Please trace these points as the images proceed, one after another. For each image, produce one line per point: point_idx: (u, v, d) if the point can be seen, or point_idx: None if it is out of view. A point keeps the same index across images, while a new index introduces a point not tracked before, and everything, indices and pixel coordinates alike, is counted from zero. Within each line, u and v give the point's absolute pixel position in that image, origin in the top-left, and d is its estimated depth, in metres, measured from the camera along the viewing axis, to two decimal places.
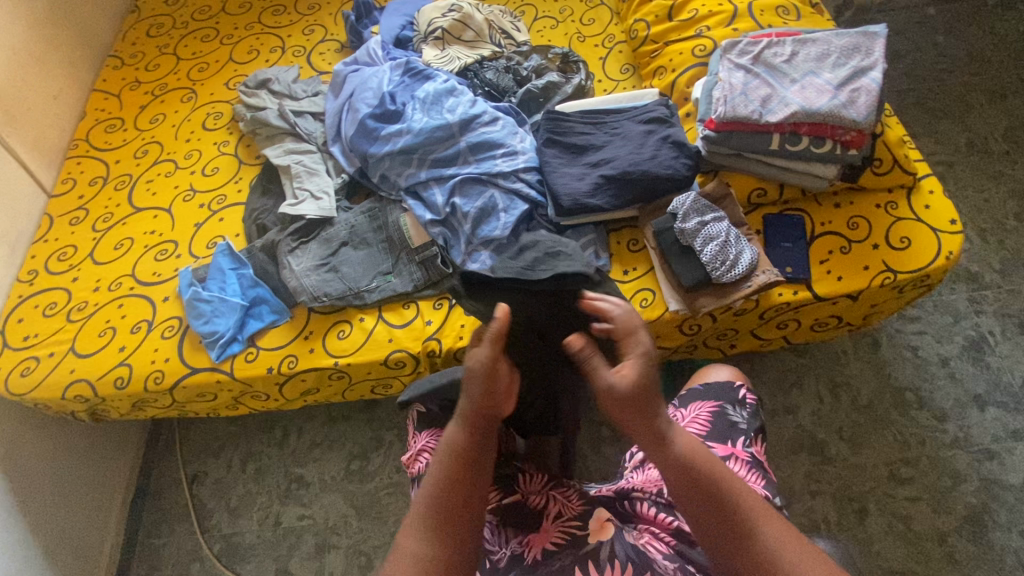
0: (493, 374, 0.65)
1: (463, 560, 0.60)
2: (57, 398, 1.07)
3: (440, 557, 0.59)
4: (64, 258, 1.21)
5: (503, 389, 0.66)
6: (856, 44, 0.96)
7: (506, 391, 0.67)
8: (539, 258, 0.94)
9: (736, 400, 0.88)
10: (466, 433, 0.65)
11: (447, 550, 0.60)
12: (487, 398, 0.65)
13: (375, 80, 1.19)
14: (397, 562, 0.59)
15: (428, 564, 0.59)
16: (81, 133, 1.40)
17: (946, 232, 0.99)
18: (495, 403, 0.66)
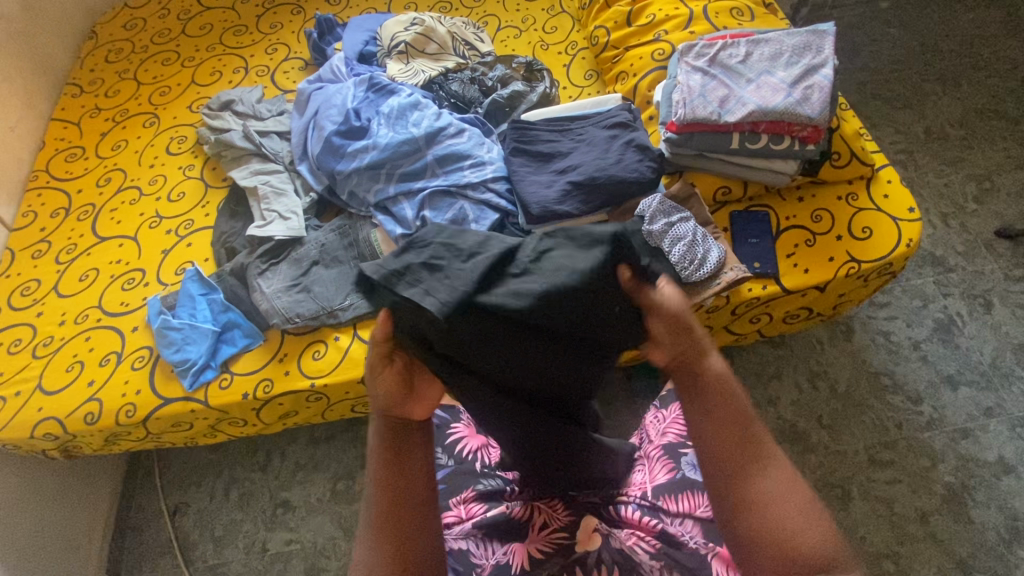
0: (378, 378, 0.65)
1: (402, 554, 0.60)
2: (25, 438, 1.04)
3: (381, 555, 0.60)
4: (27, 292, 1.18)
5: (394, 388, 0.65)
6: (807, 42, 0.99)
7: (400, 387, 0.66)
8: (421, 265, 0.58)
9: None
10: (383, 436, 0.66)
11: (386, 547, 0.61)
12: (381, 401, 0.65)
13: (339, 97, 1.19)
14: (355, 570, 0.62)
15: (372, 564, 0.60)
16: (40, 164, 1.37)
17: (905, 220, 1.02)
18: (396, 402, 0.65)
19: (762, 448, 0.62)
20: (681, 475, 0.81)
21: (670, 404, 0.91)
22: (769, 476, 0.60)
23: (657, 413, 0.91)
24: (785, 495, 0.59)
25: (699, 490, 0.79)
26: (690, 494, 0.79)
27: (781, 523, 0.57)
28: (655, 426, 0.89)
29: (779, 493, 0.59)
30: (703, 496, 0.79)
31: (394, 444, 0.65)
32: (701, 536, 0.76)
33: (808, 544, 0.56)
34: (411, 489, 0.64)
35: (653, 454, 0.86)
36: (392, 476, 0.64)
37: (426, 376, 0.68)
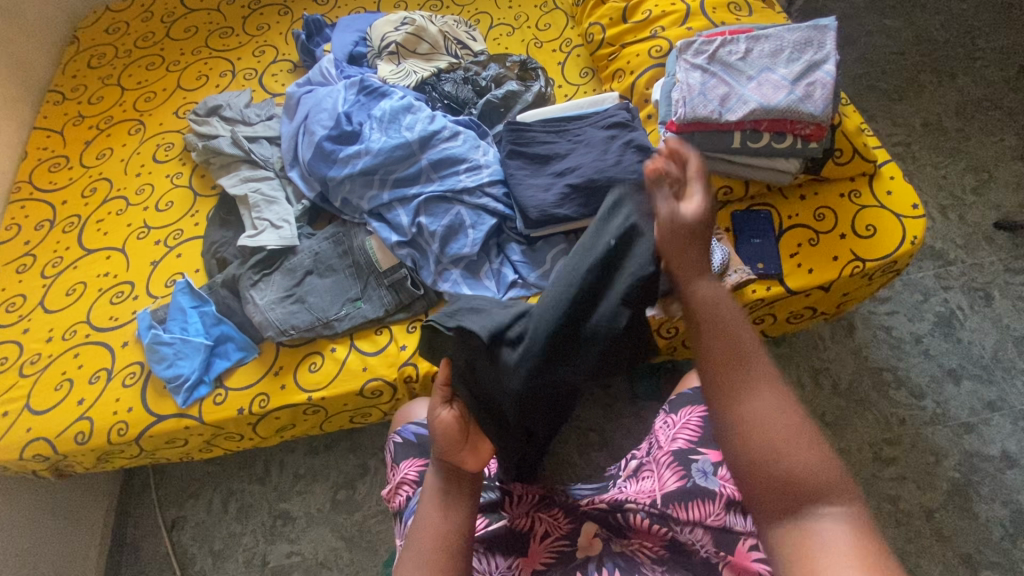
0: (440, 421, 0.67)
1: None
2: (14, 460, 1.01)
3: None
4: (13, 308, 1.15)
5: (454, 437, 0.66)
6: (808, 37, 0.97)
7: (460, 439, 0.66)
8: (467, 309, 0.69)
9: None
10: (437, 475, 0.68)
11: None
12: (440, 444, 0.67)
13: (330, 101, 1.16)
14: None
15: None
16: (23, 174, 1.33)
17: (909, 217, 1.00)
18: (451, 451, 0.66)
19: (754, 364, 0.56)
20: (692, 483, 0.77)
21: (680, 409, 0.87)
22: (756, 396, 0.54)
23: (667, 419, 0.88)
24: (777, 413, 0.53)
25: (709, 497, 0.74)
26: (701, 502, 0.74)
27: (772, 442, 0.52)
28: (665, 432, 0.86)
29: (770, 410, 0.54)
30: (715, 504, 0.74)
31: (444, 492, 0.67)
32: (711, 545, 0.71)
33: (802, 467, 0.51)
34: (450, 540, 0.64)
35: (662, 460, 0.82)
36: (435, 522, 0.65)
37: (482, 432, 0.69)
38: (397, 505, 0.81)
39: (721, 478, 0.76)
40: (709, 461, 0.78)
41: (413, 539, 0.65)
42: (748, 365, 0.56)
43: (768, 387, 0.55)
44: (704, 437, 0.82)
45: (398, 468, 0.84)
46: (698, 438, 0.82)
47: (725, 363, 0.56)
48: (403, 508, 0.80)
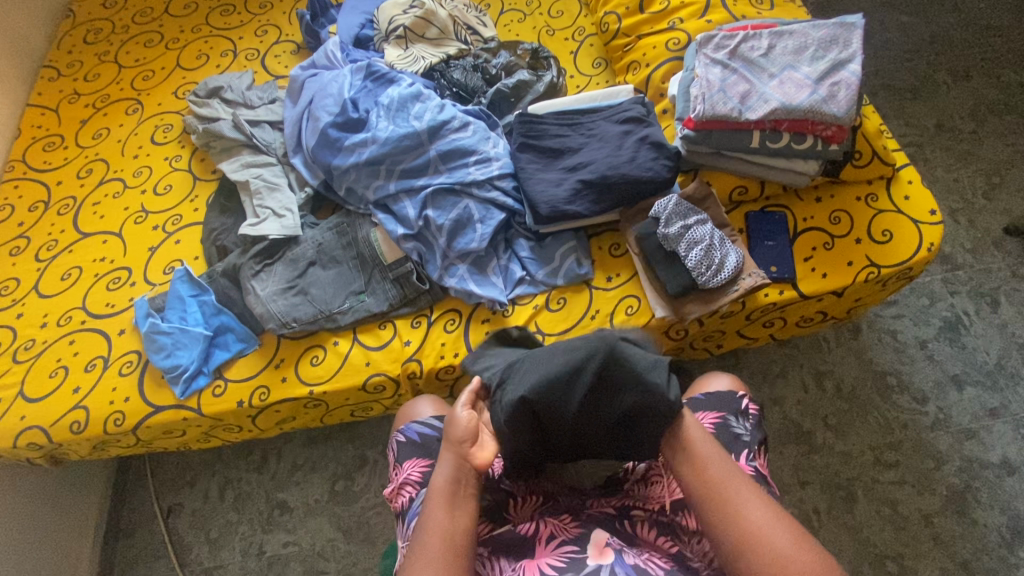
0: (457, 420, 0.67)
1: None
2: (9, 447, 0.99)
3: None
4: (6, 292, 1.12)
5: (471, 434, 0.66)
6: (834, 35, 0.94)
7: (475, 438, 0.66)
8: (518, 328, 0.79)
9: (738, 410, 0.85)
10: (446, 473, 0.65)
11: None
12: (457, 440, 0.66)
13: (335, 86, 1.12)
14: None
15: None
16: (17, 153, 1.29)
17: (926, 223, 0.98)
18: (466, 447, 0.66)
19: (743, 481, 0.61)
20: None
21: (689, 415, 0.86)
22: (749, 511, 0.59)
23: None
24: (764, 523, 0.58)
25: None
26: None
27: (772, 559, 0.56)
28: None
29: (763, 523, 0.58)
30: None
31: (453, 491, 0.64)
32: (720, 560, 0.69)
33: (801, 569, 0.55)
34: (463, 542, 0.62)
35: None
36: (450, 523, 0.62)
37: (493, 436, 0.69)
38: (399, 507, 0.79)
39: None
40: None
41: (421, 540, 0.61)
42: (739, 485, 0.61)
43: (757, 499, 0.60)
44: None
45: (400, 468, 0.82)
46: None
47: (720, 491, 0.60)
48: (405, 509, 0.78)
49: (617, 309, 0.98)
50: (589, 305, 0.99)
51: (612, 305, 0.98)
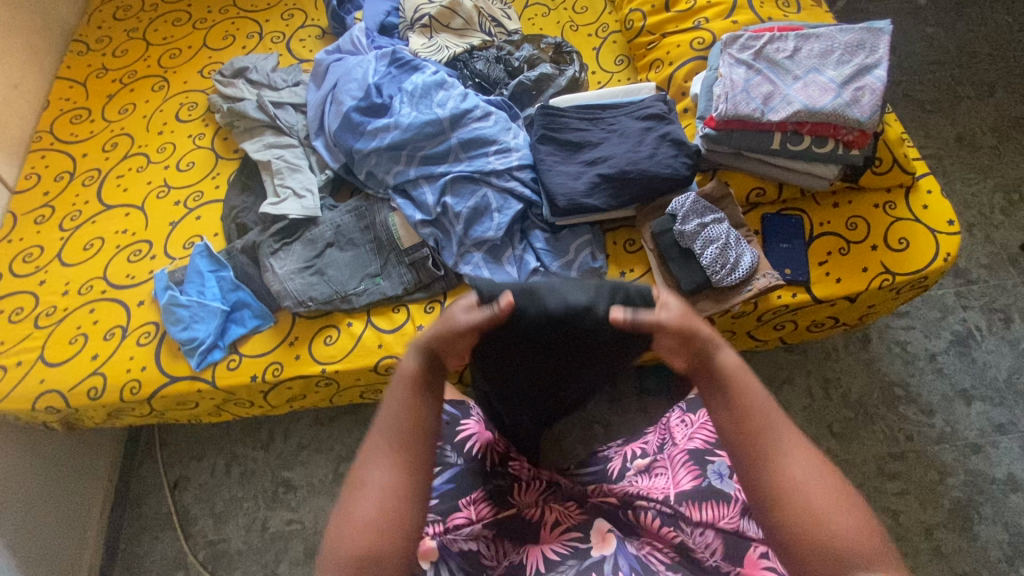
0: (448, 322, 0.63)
1: (399, 490, 0.57)
2: (27, 410, 1.02)
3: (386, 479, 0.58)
4: (30, 259, 1.14)
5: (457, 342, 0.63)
6: (861, 40, 0.94)
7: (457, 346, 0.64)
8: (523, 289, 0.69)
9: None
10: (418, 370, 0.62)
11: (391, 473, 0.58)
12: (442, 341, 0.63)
13: (360, 71, 1.13)
14: (359, 488, 0.58)
15: (385, 488, 0.57)
16: (45, 124, 1.31)
17: (944, 232, 0.98)
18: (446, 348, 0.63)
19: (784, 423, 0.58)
20: (708, 483, 0.75)
21: (698, 408, 0.84)
22: (791, 464, 0.56)
23: (682, 416, 0.84)
24: (808, 481, 0.55)
25: (725, 501, 0.73)
26: (715, 503, 0.73)
27: (807, 515, 0.53)
28: (681, 430, 0.82)
29: (803, 479, 0.55)
30: (730, 507, 0.72)
31: (421, 386, 0.62)
32: (722, 552, 0.70)
33: (845, 538, 0.52)
34: (417, 438, 0.60)
35: (676, 459, 0.79)
36: (409, 410, 0.61)
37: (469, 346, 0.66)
38: None
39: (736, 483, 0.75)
40: (725, 463, 0.77)
41: (386, 423, 0.61)
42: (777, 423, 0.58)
43: (800, 452, 0.57)
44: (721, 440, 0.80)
45: None
46: (715, 440, 0.80)
47: (759, 440, 0.57)
48: None
49: None
50: None
51: None
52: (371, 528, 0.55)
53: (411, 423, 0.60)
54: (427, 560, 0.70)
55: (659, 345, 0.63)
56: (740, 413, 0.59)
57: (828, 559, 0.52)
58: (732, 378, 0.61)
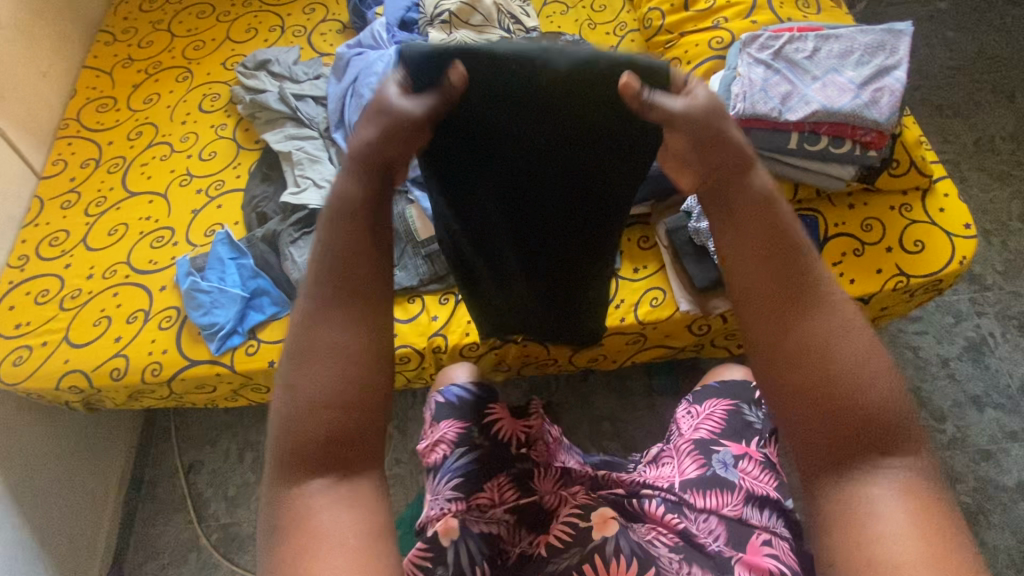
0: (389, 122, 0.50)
1: (352, 347, 0.48)
2: (51, 389, 1.04)
3: (335, 338, 0.48)
4: (56, 243, 1.17)
5: (401, 143, 0.51)
6: (881, 42, 0.94)
7: (403, 146, 0.51)
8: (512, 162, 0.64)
9: (752, 400, 0.88)
10: (359, 198, 0.50)
11: (340, 330, 0.48)
12: (386, 148, 0.50)
13: (380, 65, 1.14)
14: (305, 351, 0.48)
15: (336, 347, 0.48)
16: (72, 112, 1.34)
17: (960, 236, 0.98)
18: (390, 152, 0.51)
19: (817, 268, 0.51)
20: (713, 472, 0.78)
21: (703, 400, 0.89)
22: (817, 313, 0.48)
23: (689, 409, 0.89)
24: (833, 335, 0.48)
25: (729, 488, 0.76)
26: (719, 491, 0.76)
27: (827, 371, 0.47)
28: (686, 421, 0.88)
29: (829, 332, 0.48)
30: (734, 495, 0.76)
31: (362, 209, 0.50)
32: (726, 538, 0.71)
33: (866, 403, 0.47)
34: (359, 269, 0.49)
35: (682, 448, 0.83)
36: (350, 243, 0.49)
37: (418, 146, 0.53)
38: (432, 462, 0.80)
39: (740, 472, 0.79)
40: (729, 453, 0.81)
41: (323, 260, 0.49)
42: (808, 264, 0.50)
43: (829, 302, 0.49)
44: (725, 430, 0.84)
45: (435, 427, 0.84)
46: (719, 431, 0.84)
47: (782, 282, 0.49)
48: (438, 465, 0.80)
49: (641, 300, 1.00)
50: (615, 293, 1.01)
51: (637, 295, 1.00)
52: (352, 387, 0.48)
53: (342, 253, 0.49)
54: (444, 538, 0.68)
55: (671, 148, 0.54)
56: (762, 249, 0.51)
57: (843, 423, 0.47)
58: (761, 207, 0.51)
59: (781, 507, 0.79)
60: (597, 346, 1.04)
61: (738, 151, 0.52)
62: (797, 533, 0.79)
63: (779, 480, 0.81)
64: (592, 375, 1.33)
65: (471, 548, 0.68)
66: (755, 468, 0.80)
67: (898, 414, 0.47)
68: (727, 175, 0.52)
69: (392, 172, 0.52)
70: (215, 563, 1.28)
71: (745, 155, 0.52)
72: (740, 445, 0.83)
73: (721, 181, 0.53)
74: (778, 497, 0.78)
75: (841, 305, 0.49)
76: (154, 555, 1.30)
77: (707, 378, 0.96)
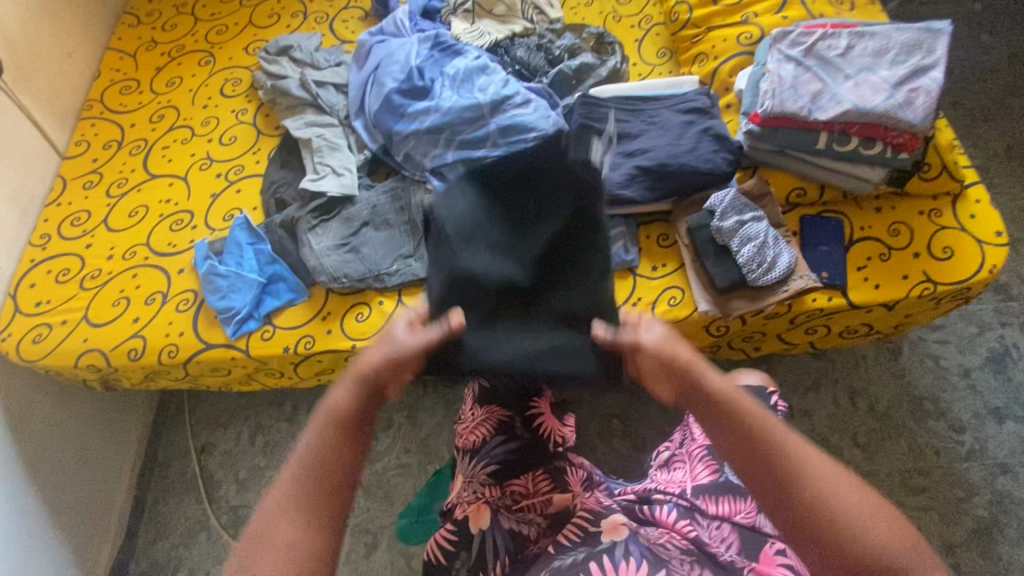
0: (388, 348, 0.67)
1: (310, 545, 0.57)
2: (69, 366, 1.06)
3: (298, 532, 0.57)
4: (77, 223, 1.19)
5: (392, 371, 0.67)
6: (918, 41, 0.91)
7: (393, 370, 0.67)
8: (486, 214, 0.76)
9: (769, 405, 0.85)
10: (346, 408, 0.64)
11: (303, 524, 0.58)
12: (381, 368, 0.66)
13: (402, 53, 1.14)
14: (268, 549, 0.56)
15: (296, 545, 0.57)
16: (95, 93, 1.35)
17: (991, 243, 0.95)
18: (382, 376, 0.66)
19: (789, 434, 0.61)
20: (725, 478, 0.76)
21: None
22: (808, 476, 0.57)
23: None
24: (827, 491, 0.56)
25: (741, 495, 0.74)
26: (731, 498, 0.74)
27: (834, 525, 0.55)
28: (699, 425, 0.84)
29: (824, 488, 0.56)
30: (747, 502, 0.74)
31: (351, 419, 0.64)
32: (738, 547, 0.70)
33: (875, 542, 0.54)
34: (331, 473, 0.60)
35: (695, 453, 0.81)
36: (330, 446, 0.62)
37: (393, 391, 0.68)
38: (470, 444, 0.81)
39: None
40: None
41: (301, 463, 0.61)
42: (767, 429, 0.60)
43: (813, 461, 0.58)
44: None
45: (475, 409, 0.85)
46: None
47: (770, 458, 0.59)
48: (476, 448, 0.81)
49: (659, 298, 0.98)
50: (632, 291, 1.00)
51: (655, 294, 0.99)
52: None
53: (331, 467, 0.61)
54: (476, 525, 0.74)
55: (639, 364, 0.69)
56: (741, 433, 0.61)
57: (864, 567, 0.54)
58: (726, 399, 0.63)
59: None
60: None
61: (685, 354, 0.66)
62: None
63: None
64: None
65: (497, 540, 0.72)
66: None
67: (906, 540, 0.54)
68: (689, 377, 0.65)
69: (380, 393, 0.66)
70: (224, 543, 1.29)
71: (693, 356, 0.66)
72: None
73: (684, 381, 0.65)
74: None
75: (821, 458, 0.59)
76: (164, 533, 1.32)
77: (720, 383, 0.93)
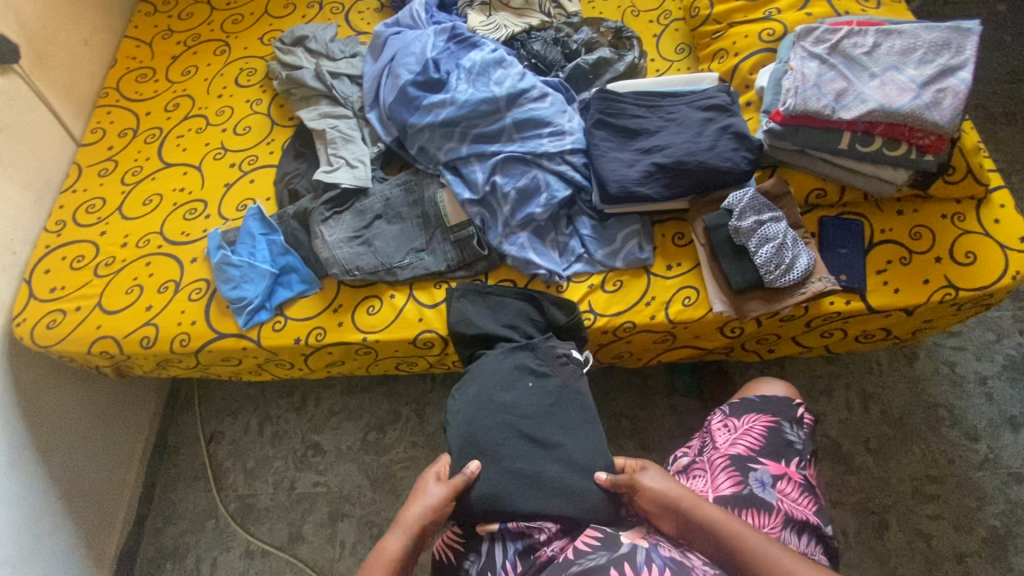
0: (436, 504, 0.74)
1: None
2: (83, 352, 1.07)
3: None
4: (93, 210, 1.19)
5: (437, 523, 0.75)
6: (947, 39, 0.89)
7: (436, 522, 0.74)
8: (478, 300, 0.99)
9: (794, 417, 0.85)
10: (401, 553, 0.70)
11: None
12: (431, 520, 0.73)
13: (418, 45, 1.12)
14: None
15: None
16: (111, 81, 1.36)
17: (1015, 249, 0.93)
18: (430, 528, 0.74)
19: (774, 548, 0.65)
20: (748, 490, 0.77)
21: (742, 414, 0.86)
22: None
23: (726, 421, 0.86)
24: None
25: (765, 509, 0.75)
26: (756, 511, 0.75)
27: None
28: (723, 434, 0.85)
29: None
30: (771, 517, 0.75)
31: (399, 564, 0.69)
32: None
33: None
34: None
35: (717, 463, 0.81)
36: None
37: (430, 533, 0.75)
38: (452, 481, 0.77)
39: (778, 493, 0.77)
40: (768, 472, 0.78)
41: None
42: (770, 549, 0.65)
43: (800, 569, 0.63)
44: (764, 447, 0.81)
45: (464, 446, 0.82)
46: (758, 448, 0.81)
47: None
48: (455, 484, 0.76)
49: (673, 298, 0.97)
50: (646, 290, 0.99)
51: (669, 294, 0.98)
52: None
53: None
54: (483, 530, 0.75)
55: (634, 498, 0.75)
56: (732, 560, 0.66)
57: None
58: (712, 533, 0.67)
59: (821, 532, 0.77)
60: (624, 341, 1.02)
61: (670, 496, 0.71)
62: (833, 558, 0.79)
63: (818, 503, 0.79)
64: (613, 371, 1.31)
65: (506, 539, 0.73)
66: (794, 490, 0.78)
67: None
68: (677, 516, 0.70)
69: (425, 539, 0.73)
70: (231, 532, 1.30)
71: (676, 492, 0.71)
72: (779, 464, 0.80)
73: (675, 520, 0.70)
74: (817, 523, 0.76)
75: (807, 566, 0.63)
76: (173, 520, 1.33)
77: (742, 393, 0.93)
